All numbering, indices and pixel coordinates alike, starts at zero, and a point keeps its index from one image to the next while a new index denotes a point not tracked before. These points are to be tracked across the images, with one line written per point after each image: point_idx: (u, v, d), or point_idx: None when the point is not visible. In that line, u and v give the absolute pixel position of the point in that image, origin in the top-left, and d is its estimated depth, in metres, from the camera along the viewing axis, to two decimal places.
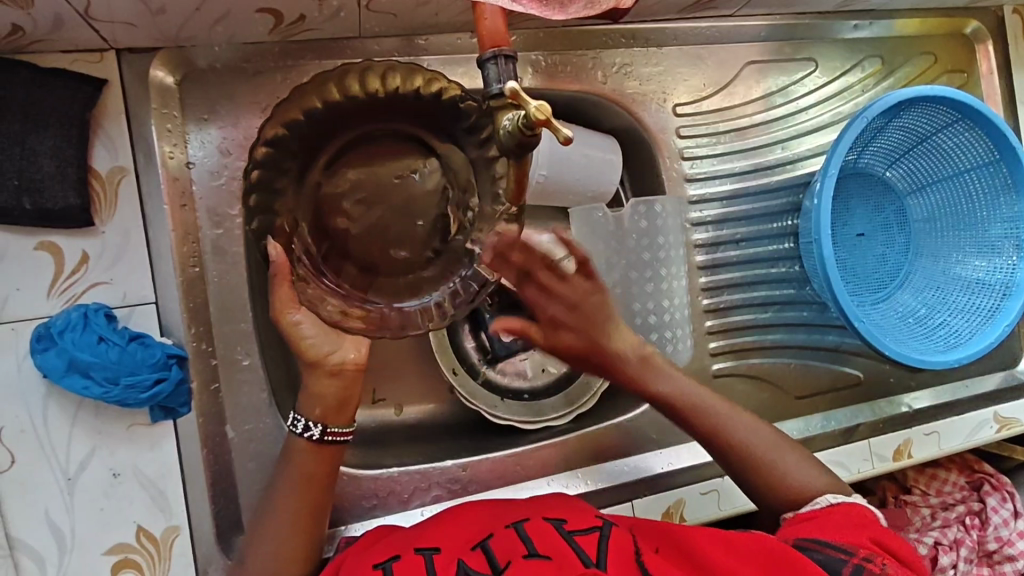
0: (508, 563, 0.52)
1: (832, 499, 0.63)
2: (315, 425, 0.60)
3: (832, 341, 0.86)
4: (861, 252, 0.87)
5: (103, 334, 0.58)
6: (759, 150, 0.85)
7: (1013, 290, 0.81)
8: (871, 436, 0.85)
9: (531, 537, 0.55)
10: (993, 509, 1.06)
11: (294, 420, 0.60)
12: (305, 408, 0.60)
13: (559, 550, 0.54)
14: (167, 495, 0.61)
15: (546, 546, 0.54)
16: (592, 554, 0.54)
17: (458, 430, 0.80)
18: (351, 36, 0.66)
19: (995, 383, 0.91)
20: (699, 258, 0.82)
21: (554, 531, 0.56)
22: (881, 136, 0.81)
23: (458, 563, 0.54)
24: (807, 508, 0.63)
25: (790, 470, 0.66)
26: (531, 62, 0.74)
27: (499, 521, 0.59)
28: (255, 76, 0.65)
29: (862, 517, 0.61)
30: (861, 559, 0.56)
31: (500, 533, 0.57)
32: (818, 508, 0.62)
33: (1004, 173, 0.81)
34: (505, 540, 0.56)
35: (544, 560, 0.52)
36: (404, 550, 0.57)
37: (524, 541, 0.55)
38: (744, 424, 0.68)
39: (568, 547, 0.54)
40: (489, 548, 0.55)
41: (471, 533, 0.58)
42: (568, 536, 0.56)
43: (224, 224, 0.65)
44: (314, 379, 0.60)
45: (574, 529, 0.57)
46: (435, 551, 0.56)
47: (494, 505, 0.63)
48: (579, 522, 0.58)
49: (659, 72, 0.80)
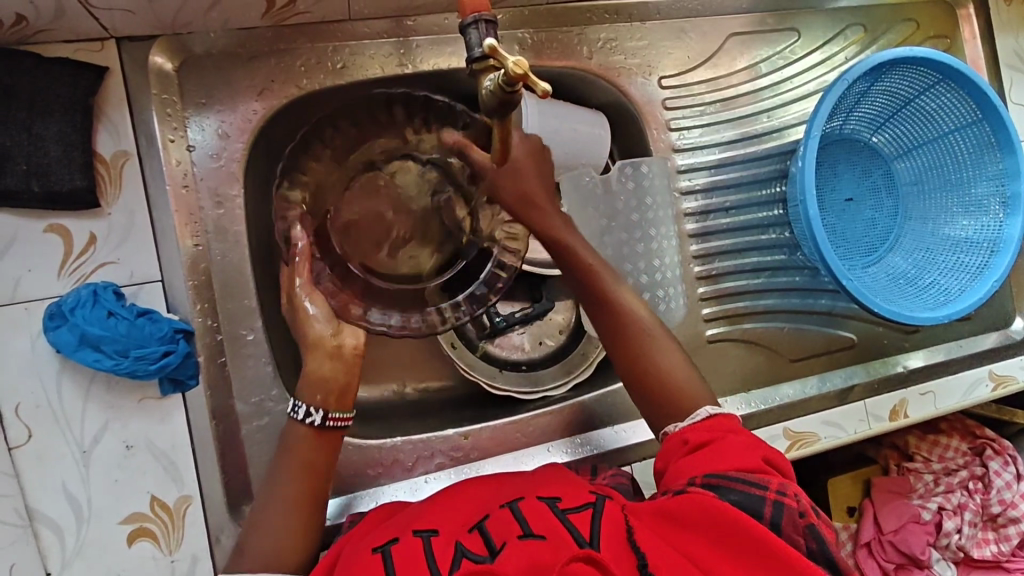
0: (505, 544, 0.49)
1: (711, 411, 0.61)
2: (316, 411, 0.59)
3: (825, 305, 0.87)
4: (850, 216, 0.89)
5: (112, 309, 0.60)
6: (746, 120, 0.86)
7: (1001, 246, 0.82)
8: (868, 396, 0.86)
9: (526, 516, 0.52)
10: (995, 472, 1.06)
11: (294, 407, 0.60)
12: (306, 394, 0.60)
13: (552, 528, 0.50)
14: (178, 465, 0.63)
15: (540, 527, 0.50)
16: (585, 532, 0.50)
17: (459, 403, 0.81)
18: (341, 18, 0.68)
19: (991, 343, 0.93)
20: (690, 227, 0.84)
21: (546, 510, 0.53)
22: (865, 100, 0.83)
23: (456, 545, 0.50)
24: (687, 423, 0.61)
25: (675, 372, 0.64)
26: (519, 40, 0.76)
27: (496, 502, 0.56)
28: (251, 60, 0.67)
29: (752, 436, 0.59)
30: (777, 494, 0.53)
31: (497, 513, 0.54)
32: (699, 422, 0.60)
33: (988, 131, 0.81)
34: (501, 519, 0.52)
35: (539, 540, 0.49)
36: (403, 533, 0.54)
37: (520, 522, 0.51)
38: (653, 326, 0.66)
39: (561, 524, 0.50)
40: (486, 529, 0.52)
41: (465, 517, 0.55)
42: (561, 513, 0.52)
43: (225, 204, 0.67)
44: (313, 360, 0.60)
45: (568, 507, 0.54)
46: (434, 533, 0.53)
47: (499, 483, 0.61)
48: (573, 499, 0.55)
49: (644, 46, 0.82)
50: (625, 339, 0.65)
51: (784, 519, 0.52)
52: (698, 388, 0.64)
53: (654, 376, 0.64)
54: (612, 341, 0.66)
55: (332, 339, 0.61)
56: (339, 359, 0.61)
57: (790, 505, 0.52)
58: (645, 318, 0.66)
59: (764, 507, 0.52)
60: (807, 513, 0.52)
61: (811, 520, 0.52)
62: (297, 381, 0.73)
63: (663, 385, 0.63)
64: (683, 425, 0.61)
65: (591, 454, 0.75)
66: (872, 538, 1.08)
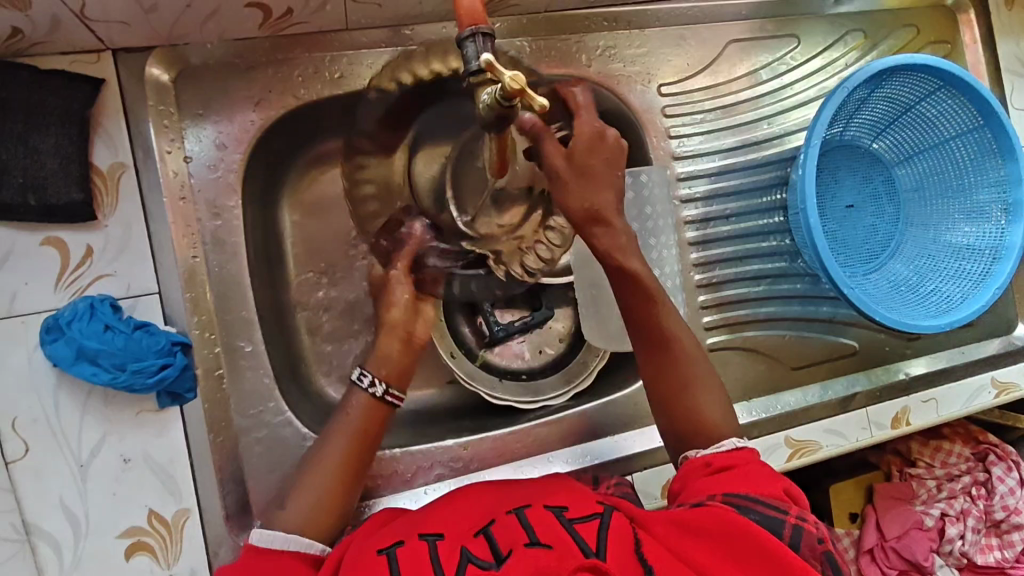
0: (510, 551, 0.48)
1: (736, 444, 0.60)
2: (379, 383, 0.64)
3: (826, 312, 0.87)
4: (851, 223, 0.88)
5: (109, 322, 0.60)
6: (746, 126, 0.86)
7: (1003, 253, 0.81)
8: (869, 404, 0.86)
9: (533, 525, 0.51)
10: (999, 478, 1.06)
11: (359, 375, 0.64)
12: (372, 366, 0.65)
13: (559, 537, 0.49)
14: (176, 479, 0.63)
15: (547, 535, 0.50)
16: (592, 544, 0.49)
17: (459, 412, 0.81)
18: (338, 28, 0.68)
19: (994, 349, 0.93)
20: (690, 234, 0.84)
21: (553, 519, 0.52)
22: (865, 107, 0.83)
23: (462, 551, 0.50)
24: (713, 450, 0.60)
25: (709, 400, 0.64)
26: (517, 49, 0.76)
27: (500, 509, 0.56)
28: (248, 71, 0.67)
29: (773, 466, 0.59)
30: (796, 518, 0.53)
31: (503, 519, 0.53)
32: (724, 452, 0.59)
33: (990, 137, 0.81)
34: (508, 526, 0.52)
35: (546, 548, 0.48)
36: (409, 535, 0.54)
37: (526, 531, 0.51)
38: (695, 352, 0.66)
39: (568, 535, 0.50)
40: (492, 535, 0.51)
41: (472, 521, 0.55)
42: (568, 524, 0.51)
43: (222, 215, 0.67)
44: (384, 341, 0.67)
45: (575, 517, 0.53)
46: (439, 536, 0.53)
47: (501, 491, 0.60)
48: (580, 510, 0.55)
49: (643, 53, 0.82)
50: (665, 364, 0.65)
51: (803, 543, 0.52)
52: (729, 421, 0.64)
53: (688, 402, 0.64)
54: (650, 361, 0.66)
55: (405, 326, 0.67)
56: (407, 345, 0.67)
57: (809, 530, 0.53)
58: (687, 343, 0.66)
59: (785, 529, 0.52)
60: (824, 539, 0.53)
61: (827, 547, 0.53)
62: (295, 391, 0.72)
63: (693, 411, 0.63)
64: (706, 451, 0.61)
65: (592, 463, 0.75)
66: (875, 544, 1.07)
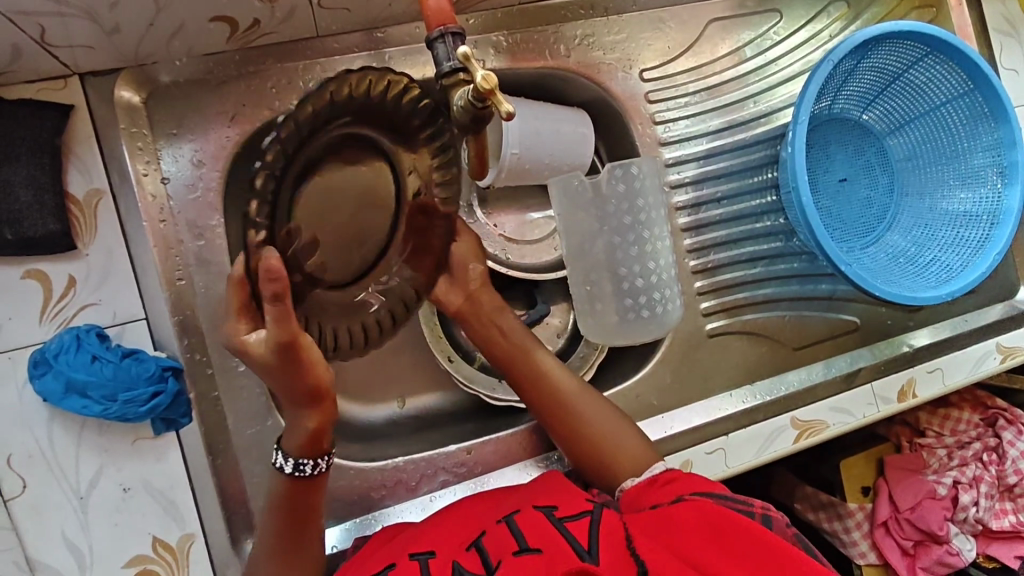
0: (500, 561, 0.51)
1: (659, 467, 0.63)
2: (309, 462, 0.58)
3: (826, 290, 0.86)
4: (845, 197, 0.87)
5: (97, 352, 0.59)
6: (733, 106, 0.85)
7: (1001, 218, 0.81)
8: (874, 379, 0.85)
9: (523, 529, 0.53)
10: (1009, 442, 1.05)
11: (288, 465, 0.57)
12: (295, 450, 0.57)
13: (549, 540, 0.52)
14: (178, 505, 0.62)
15: (537, 539, 0.52)
16: (583, 542, 0.52)
17: (461, 416, 0.80)
18: (310, 35, 0.67)
19: (997, 314, 0.92)
20: (682, 221, 0.83)
21: (545, 520, 0.54)
22: (853, 79, 0.81)
23: (454, 565, 0.52)
24: (643, 478, 0.63)
25: (604, 429, 0.67)
26: (493, 44, 0.75)
27: (495, 516, 0.58)
28: (220, 86, 0.66)
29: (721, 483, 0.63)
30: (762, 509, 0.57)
31: (494, 529, 0.55)
32: (658, 474, 0.62)
33: (981, 101, 0.80)
34: (500, 535, 0.54)
35: (536, 554, 0.50)
36: (399, 558, 0.54)
37: (516, 536, 0.53)
38: (577, 388, 0.70)
39: (559, 536, 0.52)
40: (485, 547, 0.53)
41: (463, 533, 0.56)
42: (559, 524, 0.54)
43: (205, 235, 0.65)
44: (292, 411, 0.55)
45: (565, 515, 0.55)
46: (431, 555, 0.54)
47: (497, 496, 0.61)
48: (570, 508, 0.56)
49: (622, 38, 0.80)
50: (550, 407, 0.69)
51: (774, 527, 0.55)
52: (635, 441, 0.67)
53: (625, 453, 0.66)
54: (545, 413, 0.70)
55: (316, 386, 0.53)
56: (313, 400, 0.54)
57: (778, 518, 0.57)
58: (592, 407, 0.69)
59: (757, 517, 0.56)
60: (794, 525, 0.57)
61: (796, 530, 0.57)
62: None
63: (589, 436, 0.67)
64: (637, 480, 0.63)
65: None
66: (889, 517, 1.07)
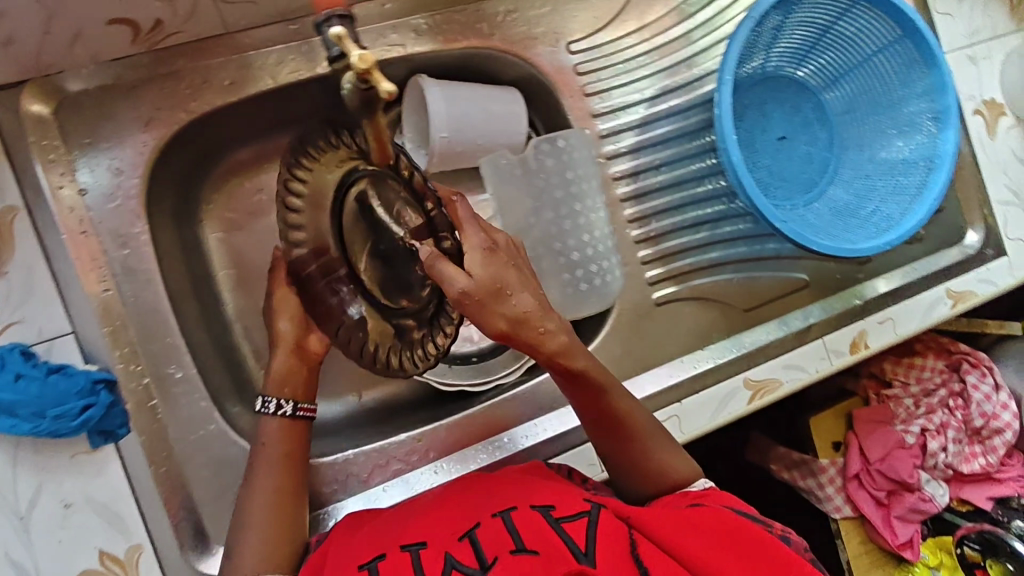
0: (496, 559, 0.48)
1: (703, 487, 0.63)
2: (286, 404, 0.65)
3: (773, 249, 0.86)
4: (785, 154, 0.88)
5: (20, 370, 0.58)
6: (667, 72, 0.84)
7: (937, 162, 0.80)
8: (826, 333, 0.85)
9: (518, 527, 0.51)
10: (973, 385, 1.07)
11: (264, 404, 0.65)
12: (274, 391, 0.66)
13: (546, 541, 0.50)
14: (123, 516, 0.62)
15: (533, 540, 0.50)
16: (580, 543, 0.50)
17: (416, 405, 0.80)
18: (219, 32, 0.66)
19: (947, 259, 0.93)
20: (622, 190, 0.83)
21: (542, 521, 0.52)
22: (783, 35, 0.81)
23: (445, 557, 0.50)
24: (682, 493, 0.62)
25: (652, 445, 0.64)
26: (413, 27, 0.74)
27: (486, 509, 0.55)
28: (132, 90, 0.64)
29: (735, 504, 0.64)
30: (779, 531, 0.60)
31: (487, 522, 0.53)
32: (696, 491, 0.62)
33: (911, 47, 0.80)
34: (494, 531, 0.51)
35: (532, 555, 0.48)
36: (390, 548, 0.53)
37: (511, 535, 0.50)
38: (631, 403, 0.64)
39: (557, 537, 0.50)
40: (477, 539, 0.51)
41: (454, 524, 0.54)
42: (556, 523, 0.52)
43: (130, 243, 0.65)
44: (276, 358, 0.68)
45: (562, 515, 0.53)
46: (423, 545, 0.52)
47: (488, 490, 0.59)
48: (566, 508, 0.55)
49: (547, 12, 0.79)
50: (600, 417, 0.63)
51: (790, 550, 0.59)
52: (681, 461, 0.65)
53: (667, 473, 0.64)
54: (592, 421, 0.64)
55: (296, 338, 0.69)
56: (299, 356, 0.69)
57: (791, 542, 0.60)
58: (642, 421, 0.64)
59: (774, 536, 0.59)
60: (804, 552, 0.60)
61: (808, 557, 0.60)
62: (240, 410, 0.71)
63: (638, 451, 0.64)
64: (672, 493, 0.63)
65: (549, 436, 0.74)
66: (861, 470, 1.08)
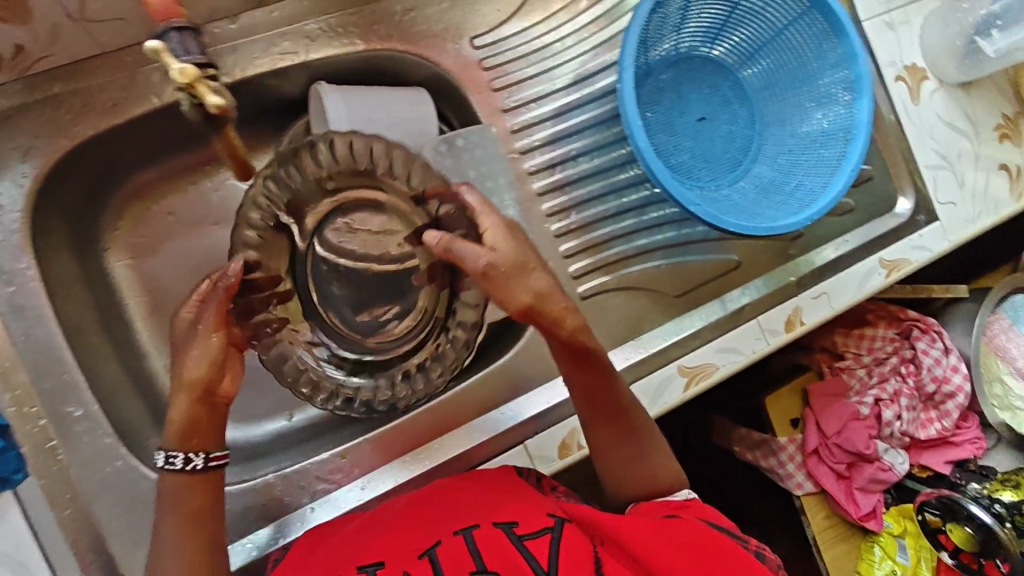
0: None
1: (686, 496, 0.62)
2: (194, 455, 0.56)
3: (701, 233, 0.85)
4: (706, 136, 0.86)
5: None
6: (578, 59, 0.82)
7: (854, 132, 0.79)
8: (759, 313, 0.84)
9: (480, 549, 0.51)
10: (924, 351, 1.07)
11: (167, 458, 0.55)
12: (175, 443, 0.55)
13: (507, 563, 0.50)
14: (27, 564, 0.58)
15: (495, 563, 0.50)
16: (543, 563, 0.50)
17: (346, 420, 0.78)
18: (94, 53, 0.64)
19: (879, 228, 0.92)
20: (539, 185, 0.81)
21: (505, 539, 0.52)
22: (690, 14, 0.79)
23: None
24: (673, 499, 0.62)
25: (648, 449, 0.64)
26: (306, 34, 0.72)
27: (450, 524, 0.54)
28: (6, 120, 0.62)
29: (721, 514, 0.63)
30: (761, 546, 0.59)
31: (448, 539, 0.52)
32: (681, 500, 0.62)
33: (820, 18, 0.78)
34: (455, 552, 0.51)
35: None
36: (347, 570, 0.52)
37: (472, 556, 0.50)
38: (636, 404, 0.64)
39: (520, 559, 0.50)
40: (437, 559, 0.50)
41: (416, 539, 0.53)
42: (519, 542, 0.51)
43: (15, 280, 0.62)
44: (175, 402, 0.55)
45: (526, 531, 0.52)
46: (380, 565, 0.51)
47: (455, 498, 0.58)
48: (532, 522, 0.53)
49: (446, 8, 0.77)
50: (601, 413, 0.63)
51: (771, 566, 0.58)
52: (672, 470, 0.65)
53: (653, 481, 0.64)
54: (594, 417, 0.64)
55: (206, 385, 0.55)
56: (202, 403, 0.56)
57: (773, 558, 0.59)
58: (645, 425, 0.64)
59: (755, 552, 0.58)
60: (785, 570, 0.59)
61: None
62: (153, 442, 0.69)
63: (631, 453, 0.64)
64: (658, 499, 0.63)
65: (479, 441, 0.72)
66: (819, 444, 1.07)
